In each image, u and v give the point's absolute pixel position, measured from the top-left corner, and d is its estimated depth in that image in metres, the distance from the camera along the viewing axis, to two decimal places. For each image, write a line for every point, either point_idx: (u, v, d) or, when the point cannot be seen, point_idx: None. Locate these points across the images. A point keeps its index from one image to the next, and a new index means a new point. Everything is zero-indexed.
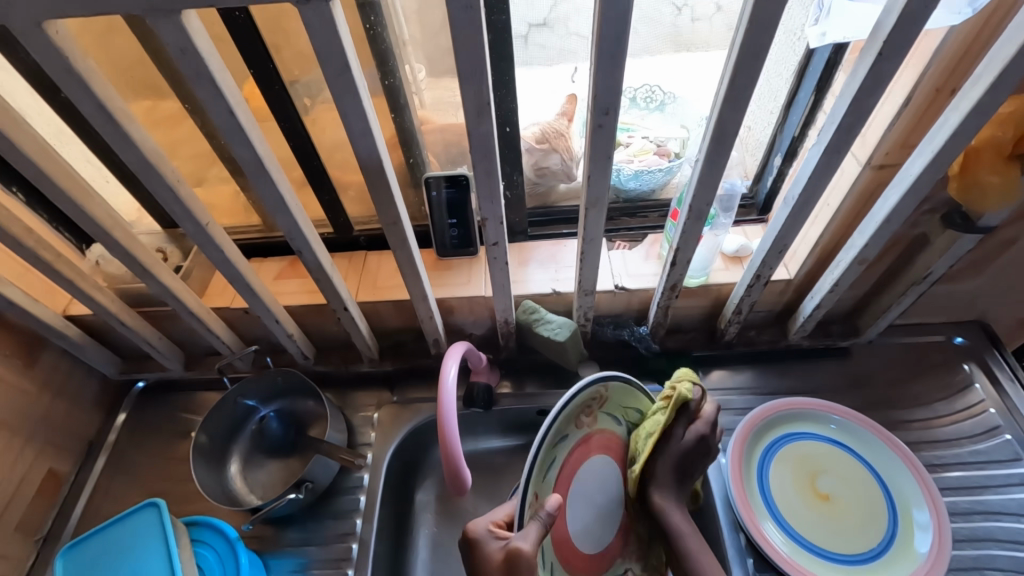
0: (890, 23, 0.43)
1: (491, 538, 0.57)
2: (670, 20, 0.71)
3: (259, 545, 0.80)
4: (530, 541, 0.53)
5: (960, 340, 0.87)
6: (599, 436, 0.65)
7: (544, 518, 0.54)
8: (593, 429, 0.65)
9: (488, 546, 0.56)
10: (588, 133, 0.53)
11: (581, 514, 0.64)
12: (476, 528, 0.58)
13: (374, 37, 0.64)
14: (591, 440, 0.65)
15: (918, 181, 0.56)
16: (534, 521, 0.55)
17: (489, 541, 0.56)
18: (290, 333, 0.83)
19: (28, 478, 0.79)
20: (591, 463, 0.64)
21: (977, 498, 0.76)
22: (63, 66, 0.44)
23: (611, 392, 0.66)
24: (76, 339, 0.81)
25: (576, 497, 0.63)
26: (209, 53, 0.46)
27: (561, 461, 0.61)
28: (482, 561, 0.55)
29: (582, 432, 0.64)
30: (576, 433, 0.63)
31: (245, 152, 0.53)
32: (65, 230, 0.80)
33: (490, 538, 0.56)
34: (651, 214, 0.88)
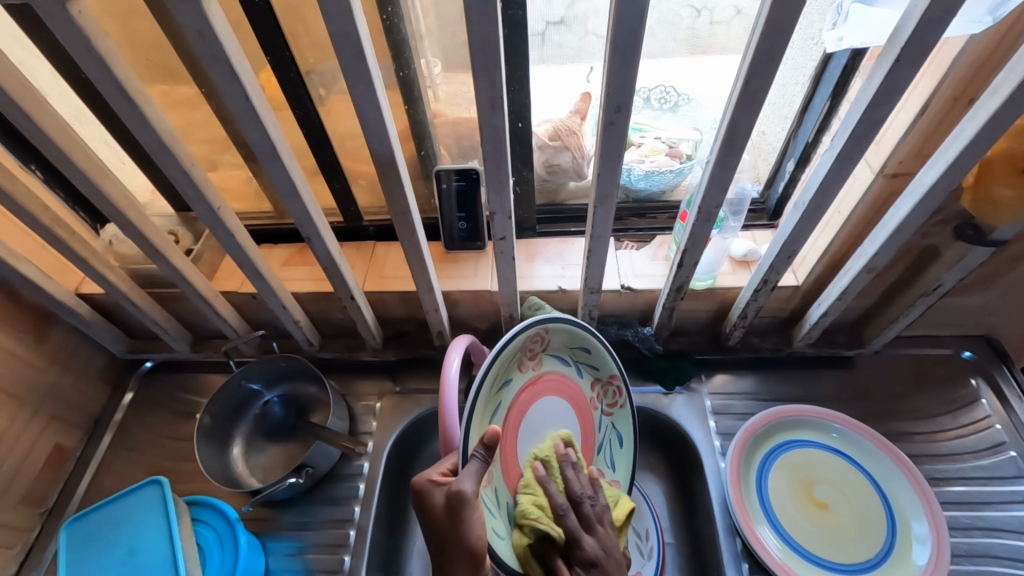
0: (909, 29, 0.43)
1: (436, 483, 0.57)
2: (688, 22, 0.71)
3: (258, 527, 0.81)
4: (470, 483, 0.55)
5: (968, 354, 0.86)
6: (546, 376, 0.69)
7: (481, 457, 0.56)
8: (539, 371, 0.68)
9: (430, 493, 0.57)
10: (600, 130, 0.53)
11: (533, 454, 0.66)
12: (421, 478, 0.58)
13: (391, 28, 0.64)
14: (538, 383, 0.68)
15: (931, 191, 0.56)
16: (474, 458, 0.56)
17: (432, 491, 0.57)
18: (296, 320, 0.84)
19: (36, 450, 0.80)
20: (542, 401, 0.68)
21: (978, 513, 0.75)
22: (84, 45, 0.45)
23: (554, 335, 0.69)
24: (86, 317, 0.82)
25: (525, 436, 0.66)
26: (227, 38, 0.46)
27: (506, 406, 0.64)
28: (428, 510, 0.57)
29: (527, 375, 0.67)
30: (520, 376, 0.66)
31: (258, 137, 0.54)
32: (79, 209, 0.81)
33: (437, 482, 0.57)
34: (660, 216, 0.88)
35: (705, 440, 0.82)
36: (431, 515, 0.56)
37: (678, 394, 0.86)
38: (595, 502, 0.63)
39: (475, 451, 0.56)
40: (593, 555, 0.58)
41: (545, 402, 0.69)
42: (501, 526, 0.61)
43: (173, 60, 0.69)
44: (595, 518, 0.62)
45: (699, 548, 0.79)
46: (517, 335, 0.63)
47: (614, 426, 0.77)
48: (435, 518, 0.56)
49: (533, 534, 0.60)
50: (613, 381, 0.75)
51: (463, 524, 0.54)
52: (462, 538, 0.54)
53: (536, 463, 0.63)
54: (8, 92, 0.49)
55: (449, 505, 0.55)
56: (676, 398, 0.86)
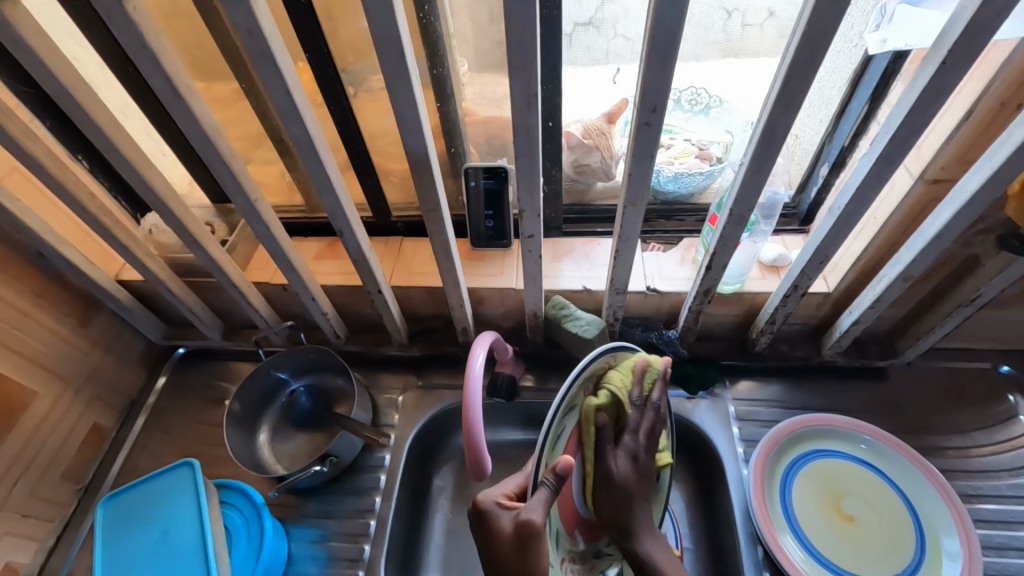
0: (956, 32, 0.42)
1: (500, 512, 0.56)
2: (720, 25, 0.70)
3: (282, 513, 0.83)
4: (541, 513, 0.53)
5: (1007, 369, 0.83)
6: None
7: (552, 485, 0.54)
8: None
9: (496, 519, 0.55)
10: (634, 130, 0.53)
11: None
12: (485, 500, 0.57)
13: (427, 27, 0.65)
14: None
15: (974, 199, 0.54)
16: (544, 487, 0.54)
17: (498, 513, 0.56)
18: (325, 312, 0.86)
19: (76, 429, 0.84)
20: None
21: (1013, 533, 0.73)
22: (138, 41, 0.47)
23: (623, 363, 0.66)
24: (126, 303, 0.85)
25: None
26: (273, 35, 0.47)
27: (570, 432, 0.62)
28: (492, 535, 0.55)
29: None
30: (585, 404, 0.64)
31: (298, 132, 0.55)
32: (123, 199, 0.84)
33: (501, 511, 0.56)
34: (688, 219, 0.87)
35: (728, 446, 0.81)
36: (495, 545, 0.54)
37: (702, 398, 0.85)
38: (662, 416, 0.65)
39: (545, 480, 0.54)
40: (633, 450, 0.62)
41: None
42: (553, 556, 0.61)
43: (216, 56, 0.71)
44: (647, 425, 0.63)
45: (719, 555, 0.78)
46: (592, 362, 0.60)
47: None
48: (499, 547, 0.54)
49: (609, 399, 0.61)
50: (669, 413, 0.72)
51: (531, 557, 0.52)
52: (530, 572, 0.52)
53: (642, 361, 0.63)
54: (65, 84, 0.52)
55: (517, 536, 0.53)
56: (699, 402, 0.85)
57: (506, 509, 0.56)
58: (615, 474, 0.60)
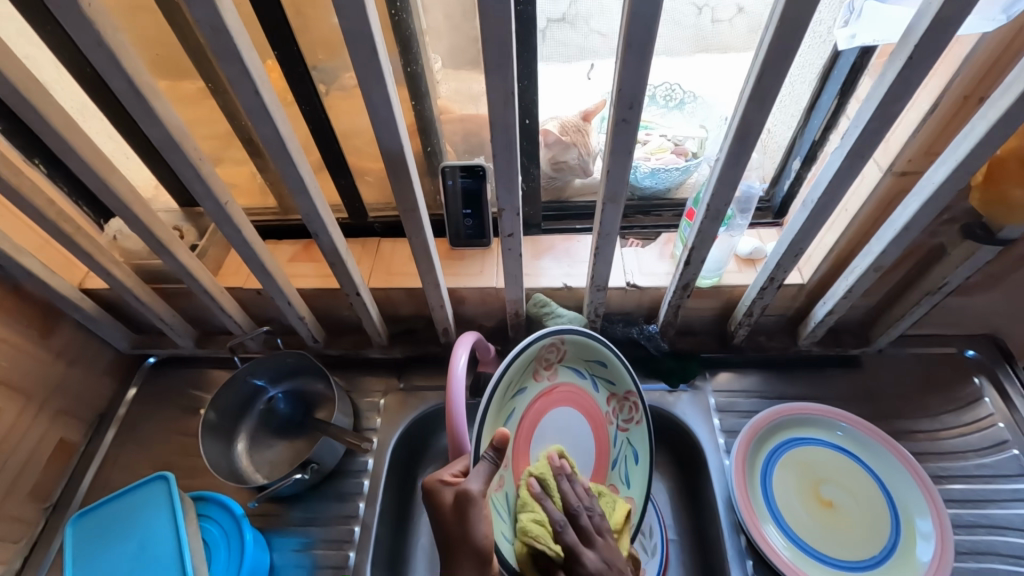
0: (923, 27, 0.43)
1: (444, 489, 0.56)
2: (690, 21, 0.71)
3: (264, 523, 0.81)
4: (478, 482, 0.56)
5: (972, 353, 0.86)
6: (561, 388, 0.71)
7: (491, 459, 0.57)
8: (554, 382, 0.70)
9: (439, 494, 0.56)
10: (611, 127, 0.53)
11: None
12: (433, 478, 0.57)
13: (400, 23, 0.64)
14: (553, 392, 0.70)
15: (940, 190, 0.56)
16: (484, 460, 0.57)
17: (442, 489, 0.56)
18: (302, 316, 0.84)
19: (41, 446, 0.80)
20: (557, 410, 0.70)
21: (981, 511, 0.76)
22: (94, 39, 0.45)
23: (569, 347, 0.71)
24: (91, 313, 0.82)
25: (539, 444, 0.68)
26: (238, 32, 0.46)
27: (520, 412, 0.67)
28: (437, 508, 0.56)
29: (541, 384, 0.69)
30: (535, 385, 0.69)
31: (268, 132, 0.54)
32: (84, 204, 0.81)
33: (446, 483, 0.57)
34: (665, 214, 0.88)
35: (710, 438, 0.82)
36: (440, 516, 0.56)
37: (683, 391, 0.86)
38: (594, 513, 0.63)
39: (485, 454, 0.58)
40: (606, 555, 0.59)
41: (559, 412, 0.71)
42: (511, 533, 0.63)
43: (179, 54, 0.68)
44: (584, 531, 0.60)
45: (703, 545, 0.79)
46: (533, 343, 0.65)
47: (631, 442, 0.76)
48: (443, 519, 0.56)
49: (534, 547, 0.59)
50: (629, 396, 0.75)
51: (471, 522, 0.55)
52: (471, 538, 0.54)
53: (531, 480, 0.63)
54: (17, 85, 0.49)
55: (456, 505, 0.55)
56: (680, 395, 0.86)
57: (449, 485, 0.57)
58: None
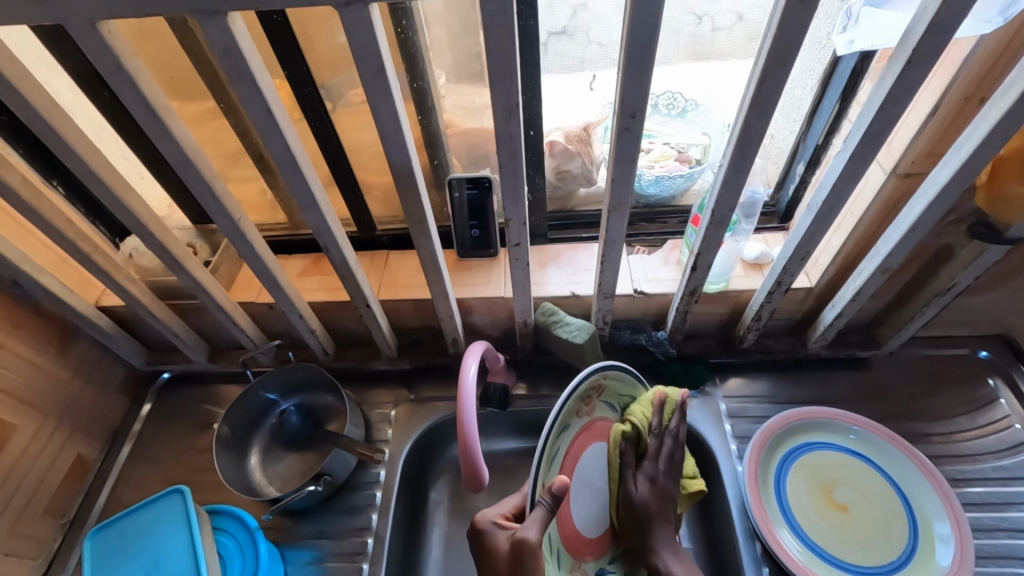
0: (919, 31, 0.44)
1: (498, 530, 0.60)
2: (690, 30, 0.72)
3: (277, 536, 0.81)
4: (534, 531, 0.55)
5: (985, 354, 0.85)
6: (598, 423, 0.70)
7: (547, 505, 0.56)
8: (593, 417, 0.69)
9: (495, 538, 0.59)
10: (614, 136, 0.54)
11: (585, 501, 0.68)
12: (483, 520, 0.61)
13: (405, 40, 0.65)
14: (592, 428, 0.69)
15: (945, 190, 0.56)
16: (539, 506, 0.56)
17: (494, 532, 0.60)
18: (312, 329, 0.85)
19: (58, 462, 0.81)
20: (594, 448, 0.69)
21: (1001, 515, 0.74)
22: (113, 64, 0.47)
23: (609, 382, 0.70)
24: (107, 329, 0.83)
25: (579, 483, 0.67)
26: (251, 54, 0.47)
27: (565, 449, 0.65)
28: (490, 554, 0.58)
29: (582, 420, 0.68)
30: (577, 422, 0.67)
31: (280, 149, 0.55)
32: (100, 223, 0.83)
33: (496, 527, 0.60)
34: (671, 220, 0.89)
35: (721, 444, 0.82)
36: (490, 565, 0.58)
37: (693, 397, 0.86)
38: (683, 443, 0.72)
39: (541, 500, 0.56)
40: (652, 474, 0.69)
41: (596, 448, 0.69)
42: (554, 574, 0.64)
43: (191, 75, 0.70)
44: (669, 451, 0.70)
45: (717, 552, 0.79)
46: (582, 381, 0.64)
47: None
48: (498, 566, 0.57)
49: (631, 428, 0.69)
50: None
51: (525, 571, 0.55)
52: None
53: (661, 395, 0.72)
54: (39, 109, 0.51)
55: (513, 555, 0.55)
56: (690, 401, 0.86)
57: (502, 529, 0.60)
58: (636, 496, 0.68)
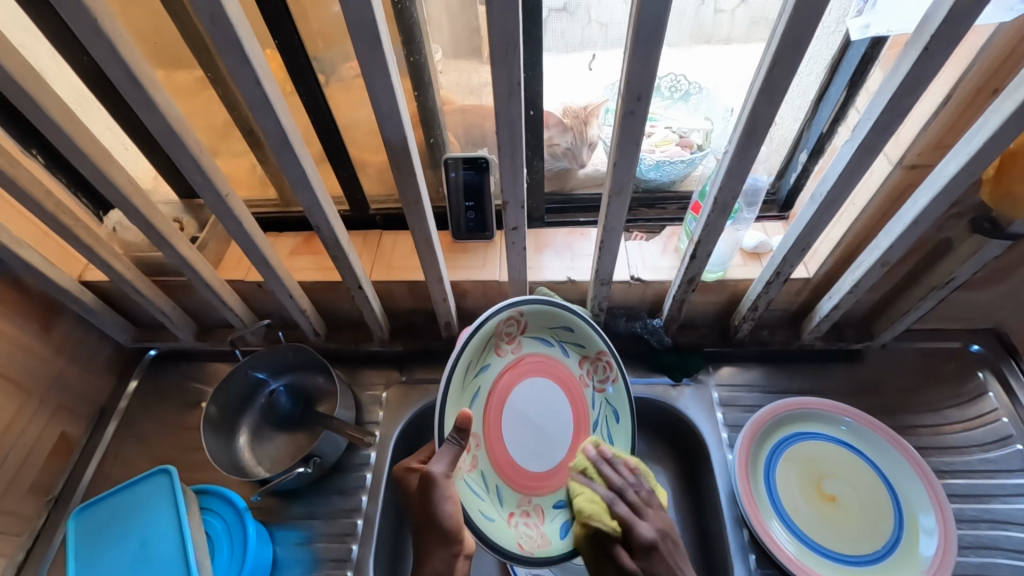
0: (939, 17, 0.42)
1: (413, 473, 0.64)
2: (693, 11, 0.69)
3: (266, 516, 0.81)
4: (441, 466, 0.57)
5: (977, 348, 0.85)
6: (527, 359, 0.68)
7: (456, 441, 0.58)
8: (519, 354, 0.67)
9: (407, 480, 0.64)
10: (619, 119, 0.52)
11: (519, 435, 0.66)
12: (399, 466, 0.65)
13: (402, 11, 0.62)
14: (519, 365, 0.67)
15: (951, 184, 0.55)
16: (448, 443, 0.58)
17: (408, 476, 0.63)
18: (303, 309, 0.83)
19: (42, 439, 0.80)
20: (525, 384, 0.67)
21: (984, 506, 0.76)
22: (92, 28, 0.44)
23: (531, 317, 0.67)
24: (91, 305, 0.81)
25: (512, 418, 0.66)
26: (239, 20, 0.45)
27: (486, 390, 0.64)
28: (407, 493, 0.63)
29: (505, 358, 0.66)
30: (498, 361, 0.66)
31: (270, 123, 0.53)
32: (83, 196, 0.80)
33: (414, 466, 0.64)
34: (670, 206, 0.87)
35: (713, 432, 0.82)
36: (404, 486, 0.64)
37: (686, 385, 0.86)
38: (640, 487, 0.67)
39: (450, 437, 0.58)
40: (651, 540, 0.64)
41: (528, 384, 0.67)
42: (493, 508, 0.64)
43: (176, 42, 0.67)
44: (638, 506, 0.66)
45: (706, 539, 0.79)
46: (489, 317, 0.62)
47: (610, 403, 0.73)
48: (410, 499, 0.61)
49: (591, 525, 0.63)
50: (602, 356, 0.72)
51: (435, 502, 0.57)
52: (434, 515, 0.57)
53: (580, 475, 0.66)
54: (13, 74, 0.48)
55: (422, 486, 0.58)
56: (683, 389, 0.86)
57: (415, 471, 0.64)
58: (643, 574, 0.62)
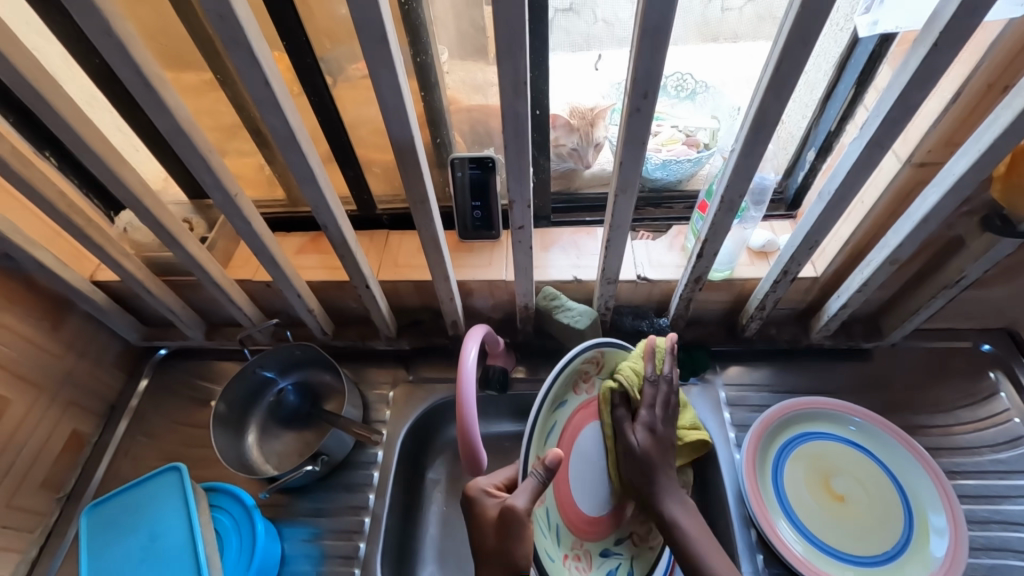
0: (948, 12, 0.42)
1: (491, 502, 0.61)
2: (699, 9, 0.69)
3: (274, 513, 0.82)
4: (523, 500, 0.56)
5: (988, 347, 0.85)
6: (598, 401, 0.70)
7: (539, 477, 0.57)
8: (593, 395, 0.70)
9: (484, 505, 0.61)
10: (624, 117, 0.52)
11: (584, 480, 0.68)
12: (473, 487, 0.63)
13: (409, 12, 0.63)
14: (591, 406, 0.70)
15: (961, 181, 0.55)
16: (532, 477, 0.57)
17: (484, 499, 0.61)
18: (310, 308, 0.84)
19: (53, 436, 0.81)
20: (594, 427, 0.69)
21: (995, 507, 0.75)
22: (103, 28, 0.44)
23: (608, 359, 0.71)
24: (101, 304, 0.82)
25: (577, 461, 0.67)
26: (248, 21, 0.45)
27: (561, 426, 0.66)
28: (478, 517, 0.60)
29: (580, 397, 0.69)
30: (575, 398, 0.68)
31: (277, 123, 0.53)
32: (94, 197, 0.81)
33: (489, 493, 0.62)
34: (677, 205, 0.87)
35: (720, 431, 0.82)
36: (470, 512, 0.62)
37: (693, 384, 0.86)
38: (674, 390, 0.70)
39: (534, 471, 0.57)
40: (650, 423, 0.67)
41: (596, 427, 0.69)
42: (552, 548, 0.64)
43: (186, 44, 0.68)
44: (663, 398, 0.69)
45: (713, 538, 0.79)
46: (576, 356, 0.66)
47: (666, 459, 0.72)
48: (484, 530, 0.59)
49: (620, 385, 0.67)
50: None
51: (511, 541, 0.56)
52: (508, 554, 0.56)
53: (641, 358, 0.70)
54: (26, 76, 0.49)
55: (500, 520, 0.57)
56: (690, 388, 0.85)
57: (493, 498, 0.62)
58: (637, 447, 0.66)
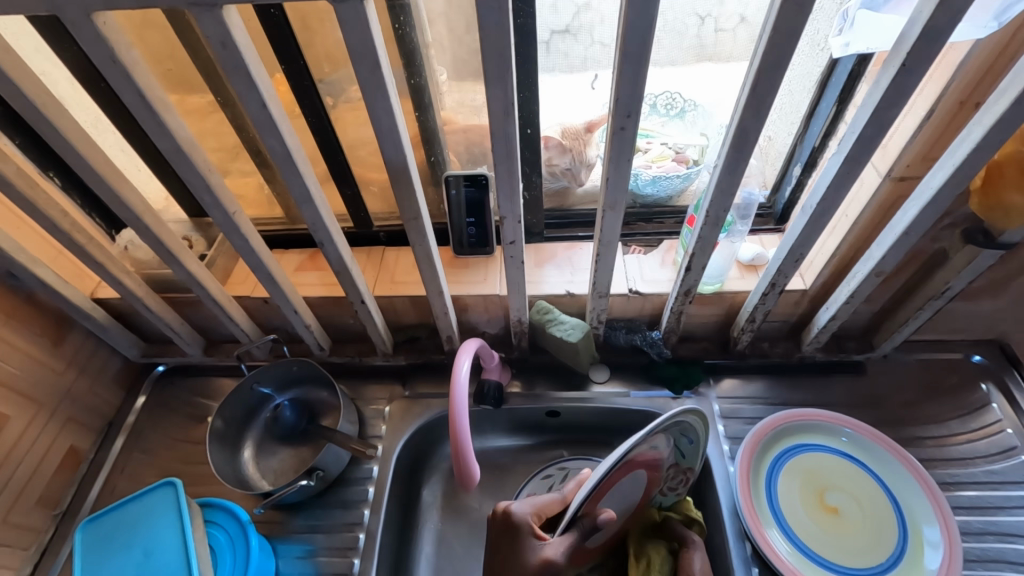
0: (915, 34, 0.44)
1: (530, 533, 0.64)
2: (693, 31, 0.72)
3: (268, 530, 0.82)
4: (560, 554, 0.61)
5: (978, 359, 0.86)
6: (649, 458, 0.63)
7: (579, 533, 0.62)
8: (649, 453, 0.62)
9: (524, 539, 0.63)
10: (609, 135, 0.54)
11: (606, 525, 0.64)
12: (517, 517, 0.65)
13: (403, 37, 0.65)
14: (642, 463, 0.63)
15: (938, 194, 0.56)
16: (572, 532, 0.62)
17: (524, 534, 0.64)
18: (307, 324, 0.85)
19: (51, 452, 0.81)
20: (635, 479, 0.64)
21: (990, 519, 0.75)
22: (109, 56, 0.47)
23: (678, 425, 0.63)
24: (102, 321, 0.83)
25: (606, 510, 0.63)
26: (247, 47, 0.47)
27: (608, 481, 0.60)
28: (514, 548, 0.63)
29: (638, 458, 0.61)
30: (634, 458, 0.60)
31: (275, 144, 0.55)
32: (97, 216, 0.83)
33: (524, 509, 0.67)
34: (667, 221, 0.89)
35: (714, 445, 0.82)
36: (500, 523, 0.66)
37: (687, 397, 0.87)
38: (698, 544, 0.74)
39: (578, 524, 0.62)
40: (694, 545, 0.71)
41: (635, 480, 0.64)
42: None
43: (189, 69, 0.70)
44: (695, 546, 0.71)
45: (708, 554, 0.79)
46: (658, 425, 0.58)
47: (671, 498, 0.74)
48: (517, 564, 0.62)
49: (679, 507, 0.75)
50: (688, 469, 0.71)
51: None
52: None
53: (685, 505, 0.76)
54: (34, 101, 0.51)
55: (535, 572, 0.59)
56: (685, 401, 0.86)
57: (534, 533, 0.64)
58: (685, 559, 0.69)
